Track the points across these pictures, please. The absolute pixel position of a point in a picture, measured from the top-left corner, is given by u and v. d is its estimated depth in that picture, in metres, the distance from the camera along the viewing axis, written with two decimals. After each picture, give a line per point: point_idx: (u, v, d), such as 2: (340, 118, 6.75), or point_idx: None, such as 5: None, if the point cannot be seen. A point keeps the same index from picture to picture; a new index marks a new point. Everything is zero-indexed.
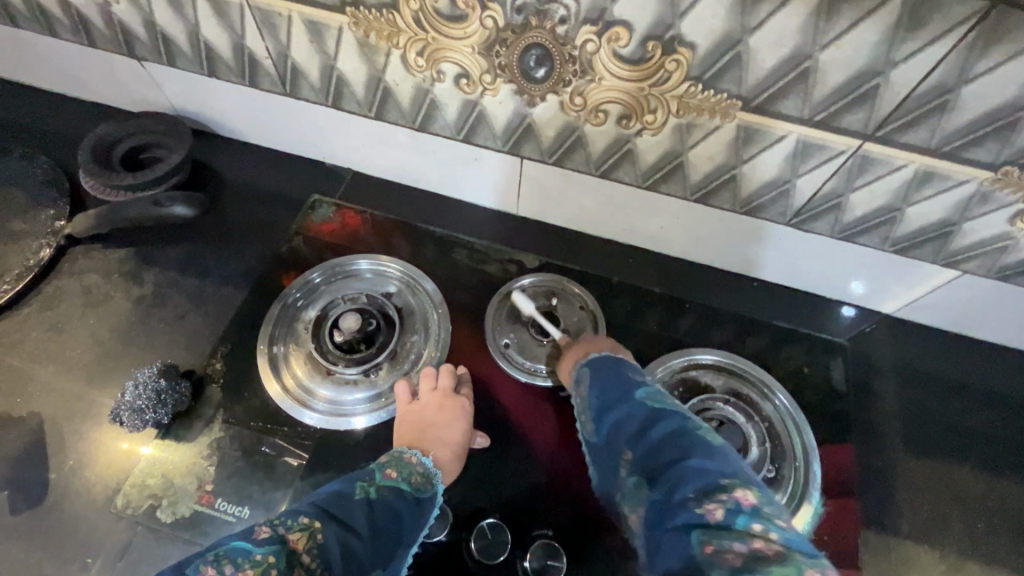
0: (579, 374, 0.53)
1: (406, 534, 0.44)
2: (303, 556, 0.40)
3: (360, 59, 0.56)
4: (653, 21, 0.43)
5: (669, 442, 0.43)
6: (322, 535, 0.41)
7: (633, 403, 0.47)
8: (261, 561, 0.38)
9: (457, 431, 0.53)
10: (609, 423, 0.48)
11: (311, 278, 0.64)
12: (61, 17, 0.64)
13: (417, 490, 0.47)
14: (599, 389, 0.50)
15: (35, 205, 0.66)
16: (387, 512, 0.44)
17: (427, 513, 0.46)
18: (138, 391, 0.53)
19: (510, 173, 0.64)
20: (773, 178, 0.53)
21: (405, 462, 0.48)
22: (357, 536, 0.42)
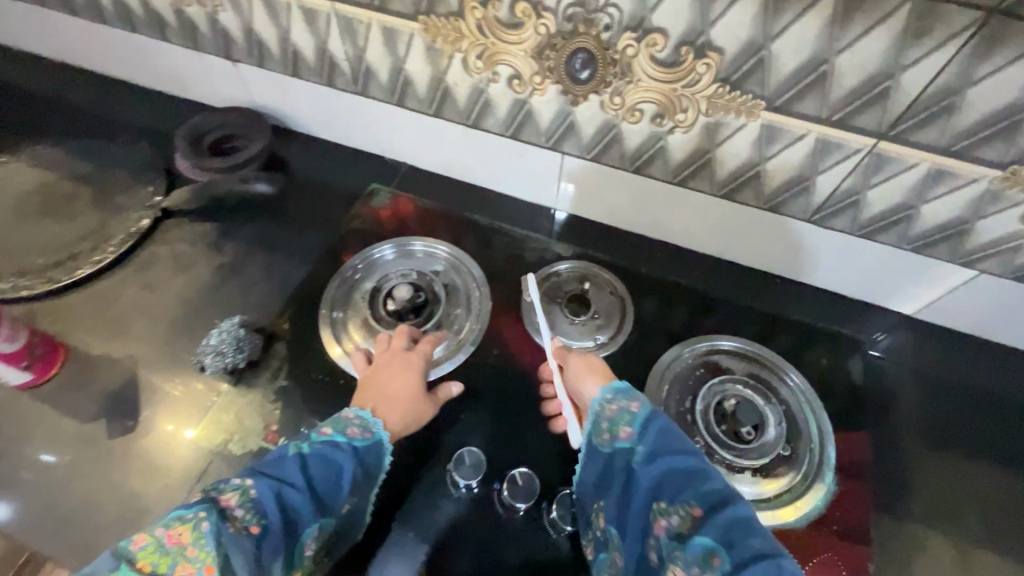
0: (634, 399, 0.53)
1: (346, 478, 0.49)
2: (236, 510, 0.44)
3: (426, 61, 0.64)
4: (687, 28, 0.49)
5: (749, 518, 0.44)
6: (255, 491, 0.46)
7: (704, 464, 0.48)
8: (194, 520, 0.42)
9: (404, 387, 0.58)
10: (676, 471, 0.47)
11: (368, 254, 0.71)
12: (173, 24, 0.74)
13: (356, 438, 0.52)
14: (666, 429, 0.50)
15: (136, 183, 0.76)
16: (322, 461, 0.49)
17: (366, 458, 0.52)
18: (221, 336, 0.63)
19: (552, 168, 0.71)
20: (794, 175, 0.58)
21: (341, 419, 0.53)
22: (292, 487, 0.47)
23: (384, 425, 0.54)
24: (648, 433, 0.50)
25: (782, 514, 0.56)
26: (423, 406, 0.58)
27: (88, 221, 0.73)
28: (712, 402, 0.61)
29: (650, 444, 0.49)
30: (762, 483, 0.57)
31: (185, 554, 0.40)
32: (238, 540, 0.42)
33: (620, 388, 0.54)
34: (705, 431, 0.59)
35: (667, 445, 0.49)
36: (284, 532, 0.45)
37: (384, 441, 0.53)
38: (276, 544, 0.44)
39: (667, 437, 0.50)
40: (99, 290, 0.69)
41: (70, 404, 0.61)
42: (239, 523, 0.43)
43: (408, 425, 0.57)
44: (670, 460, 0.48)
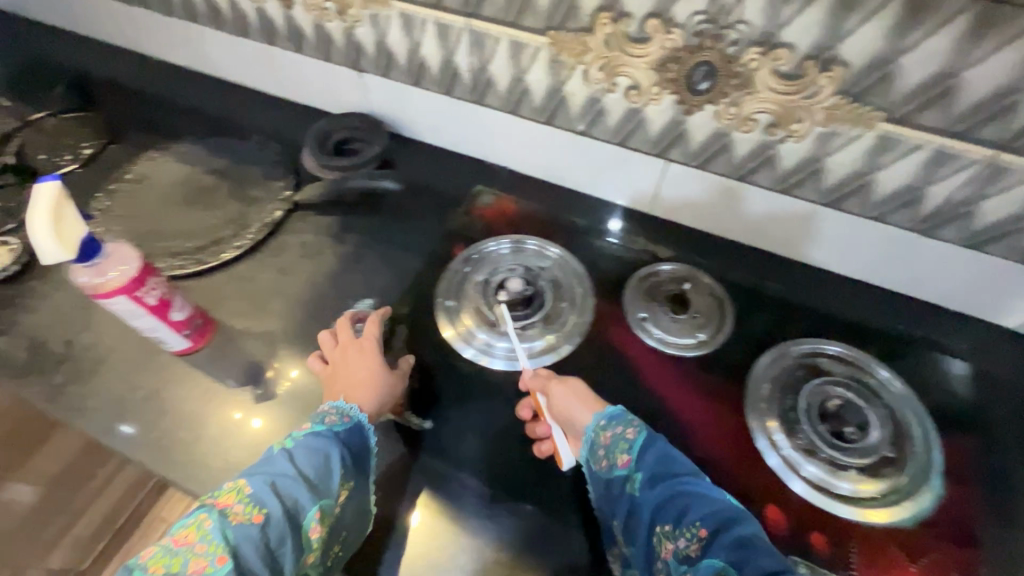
0: (630, 421, 0.58)
1: (335, 461, 0.53)
2: (235, 506, 0.47)
3: (547, 73, 0.69)
4: (815, 43, 0.53)
5: (753, 537, 0.46)
6: (250, 488, 0.48)
7: (705, 486, 0.51)
8: (198, 522, 0.46)
9: (366, 368, 0.62)
10: (678, 494, 0.51)
11: (478, 250, 0.77)
12: (311, 37, 0.83)
13: (335, 424, 0.56)
14: (664, 456, 0.54)
15: (269, 178, 0.85)
16: (307, 450, 0.52)
17: (349, 440, 0.55)
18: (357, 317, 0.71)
19: (655, 174, 0.75)
20: (905, 185, 0.61)
21: (318, 412, 0.57)
22: (286, 476, 0.50)
23: (360, 407, 0.58)
24: (648, 457, 0.54)
25: (869, 514, 0.57)
26: (391, 383, 0.62)
27: (227, 211, 0.81)
28: (814, 401, 0.63)
29: (650, 468, 0.53)
30: (857, 482, 0.58)
31: (194, 550, 0.44)
32: (244, 530, 0.45)
33: (616, 414, 0.58)
34: (810, 428, 0.61)
35: (666, 470, 0.53)
36: (288, 518, 0.48)
37: (362, 421, 0.57)
38: (282, 530, 0.47)
39: (665, 463, 0.53)
40: (240, 272, 0.76)
41: (219, 370, 0.68)
42: (240, 516, 0.46)
43: (382, 400, 0.61)
44: (670, 485, 0.51)
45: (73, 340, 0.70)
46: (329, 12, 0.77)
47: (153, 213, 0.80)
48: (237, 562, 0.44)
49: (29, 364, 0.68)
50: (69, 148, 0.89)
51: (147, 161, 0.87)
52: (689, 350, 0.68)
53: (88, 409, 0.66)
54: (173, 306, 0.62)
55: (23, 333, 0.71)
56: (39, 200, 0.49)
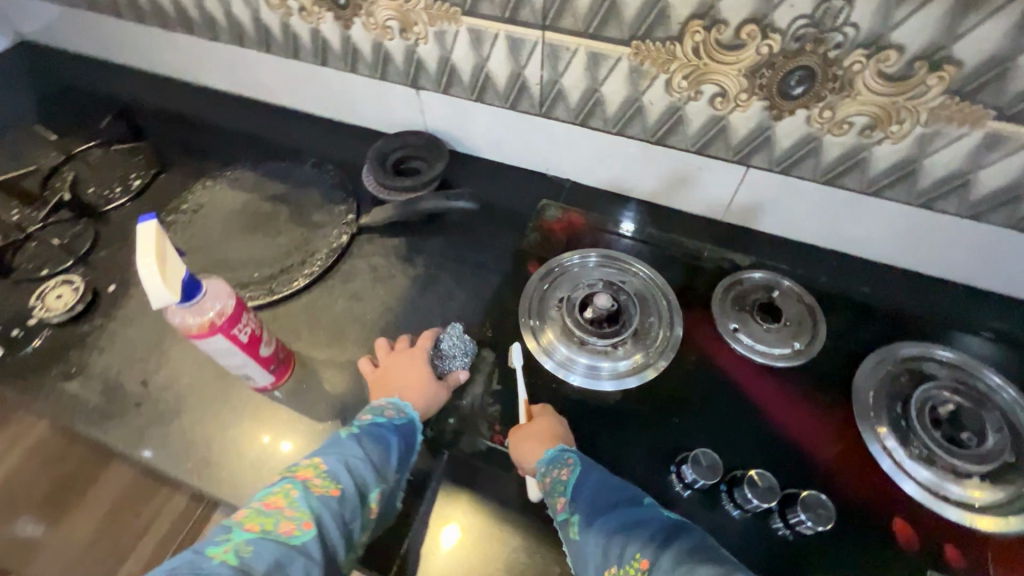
0: (561, 456, 0.56)
1: (397, 449, 0.57)
2: (314, 480, 0.52)
3: (626, 83, 0.68)
4: (926, 44, 0.52)
5: (698, 554, 0.48)
6: (326, 464, 0.54)
7: (644, 512, 0.52)
8: (284, 491, 0.51)
9: (419, 371, 0.64)
10: (616, 530, 0.51)
11: (555, 266, 0.75)
12: (368, 56, 0.81)
13: (394, 417, 0.59)
14: (602, 487, 0.54)
15: (330, 202, 0.83)
16: (374, 437, 0.57)
17: (409, 431, 0.59)
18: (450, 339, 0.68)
19: (732, 181, 0.73)
20: (1009, 184, 0.59)
21: (377, 406, 0.61)
22: (355, 457, 0.55)
23: (415, 407, 0.61)
24: (579, 492, 0.54)
25: (983, 521, 0.56)
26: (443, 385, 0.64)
27: (291, 237, 0.79)
28: (925, 406, 0.61)
29: (581, 505, 0.53)
30: (969, 488, 0.57)
31: (283, 515, 0.49)
32: (323, 501, 0.51)
33: (554, 455, 0.57)
34: (925, 434, 0.59)
35: (603, 504, 0.53)
36: (358, 495, 0.53)
37: (416, 420, 0.60)
38: (354, 505, 0.52)
39: (600, 496, 0.53)
40: (312, 300, 0.74)
41: (304, 403, 0.66)
42: (320, 488, 0.52)
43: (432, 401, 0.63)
44: (609, 520, 0.51)
45: (149, 381, 0.68)
46: (390, 30, 0.75)
47: (215, 243, 0.79)
48: (318, 529, 0.49)
49: (107, 407, 0.66)
50: (119, 180, 0.87)
51: (202, 189, 0.85)
52: (780, 360, 0.67)
53: (171, 451, 0.63)
54: (262, 341, 0.61)
55: (96, 375, 0.69)
56: (141, 240, 0.47)
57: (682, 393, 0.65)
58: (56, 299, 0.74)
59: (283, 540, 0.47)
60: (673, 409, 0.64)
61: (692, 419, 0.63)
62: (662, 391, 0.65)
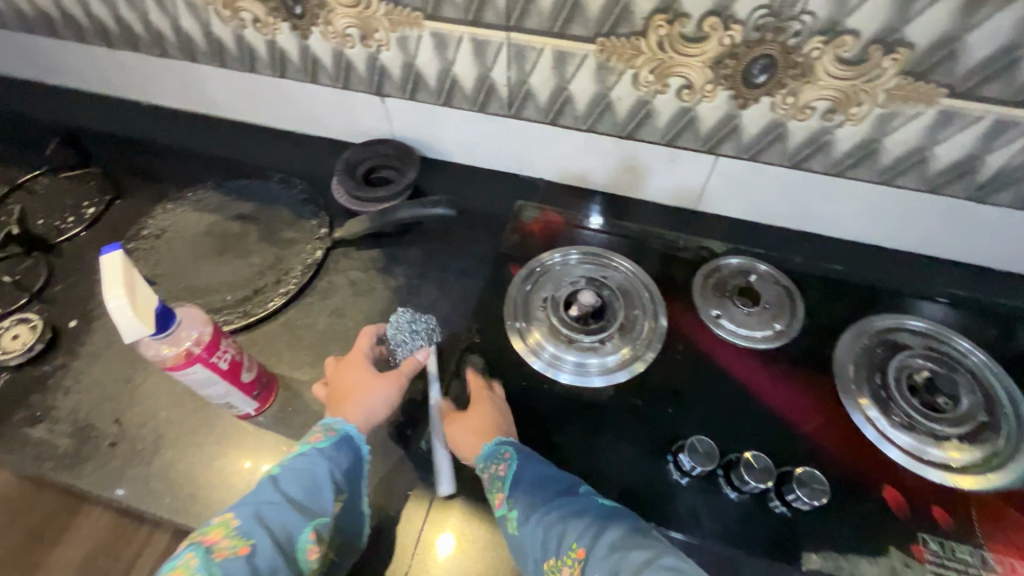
0: (499, 449, 0.57)
1: (323, 480, 0.52)
2: (219, 542, 0.45)
3: (594, 80, 0.68)
4: (881, 28, 0.54)
5: (631, 538, 0.48)
6: (236, 519, 0.47)
7: (579, 500, 0.53)
8: (183, 562, 0.44)
9: (360, 378, 0.61)
10: (552, 520, 0.51)
11: (537, 266, 0.75)
12: (329, 65, 0.79)
13: (320, 441, 0.55)
14: (538, 477, 0.55)
15: (301, 218, 0.80)
16: (295, 472, 0.52)
17: (338, 453, 0.54)
18: (396, 325, 0.68)
19: (703, 171, 0.75)
20: (963, 157, 0.62)
21: (308, 432, 0.57)
22: (271, 503, 0.49)
23: (347, 420, 0.58)
24: (518, 485, 0.54)
25: (963, 480, 0.58)
26: (388, 387, 0.61)
27: (263, 257, 0.77)
28: (899, 374, 0.64)
29: (519, 498, 0.53)
30: (947, 449, 0.60)
31: None
32: (232, 564, 0.44)
33: (490, 449, 0.57)
34: (904, 402, 0.62)
35: (539, 496, 0.53)
36: (276, 547, 0.47)
37: (350, 433, 0.56)
38: (272, 558, 0.46)
39: (537, 488, 0.54)
40: (290, 320, 0.72)
41: (290, 425, 0.64)
42: (225, 551, 0.45)
43: (375, 407, 0.60)
44: (545, 510, 0.52)
45: (122, 419, 0.65)
46: (351, 38, 0.74)
47: (182, 269, 0.75)
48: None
49: (79, 450, 0.63)
50: (72, 209, 0.83)
51: (164, 213, 0.81)
52: (763, 342, 0.68)
53: (154, 491, 0.60)
54: (243, 367, 0.58)
55: (64, 417, 0.65)
56: (107, 272, 0.44)
57: (673, 383, 0.66)
58: (12, 340, 0.70)
59: None
60: (666, 399, 0.65)
61: (685, 407, 0.64)
62: (654, 382, 0.66)
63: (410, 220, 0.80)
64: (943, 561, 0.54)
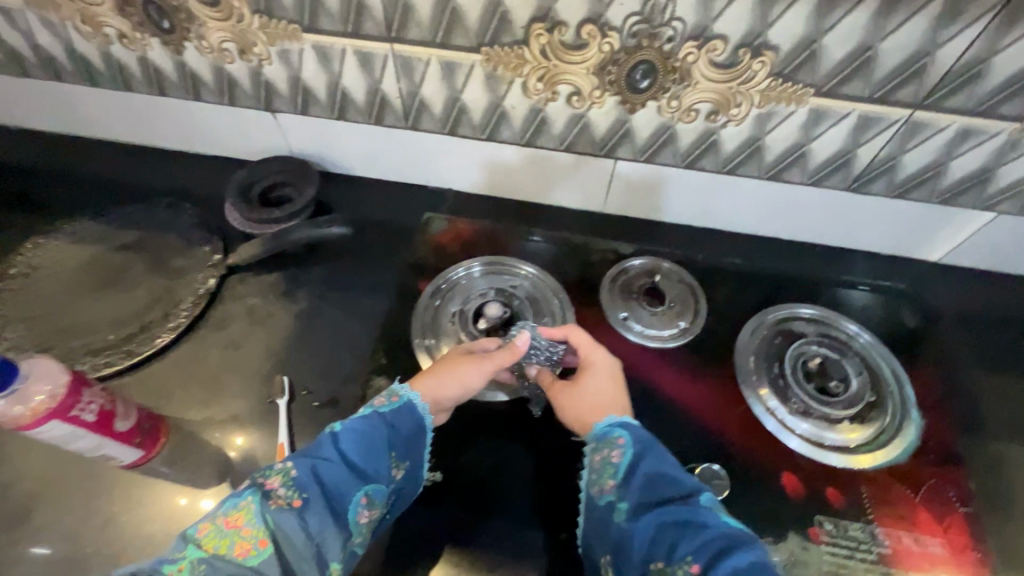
0: (614, 433, 0.54)
1: (380, 443, 0.52)
2: (279, 491, 0.46)
3: (484, 89, 0.67)
4: (745, 32, 0.55)
5: (755, 563, 0.43)
6: (295, 470, 0.48)
7: (702, 512, 0.47)
8: (245, 505, 0.45)
9: (457, 360, 0.61)
10: (668, 524, 0.46)
11: (446, 279, 0.73)
12: (210, 81, 0.74)
13: (383, 405, 0.56)
14: (661, 476, 0.50)
15: (192, 245, 0.76)
16: (356, 434, 0.52)
17: (399, 422, 0.55)
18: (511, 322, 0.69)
19: (604, 174, 0.75)
20: (837, 151, 0.65)
21: (381, 398, 0.57)
22: (329, 462, 0.49)
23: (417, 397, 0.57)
24: (632, 480, 0.50)
25: (859, 460, 0.61)
26: (477, 370, 0.60)
27: (150, 289, 0.71)
28: (797, 363, 0.67)
29: (631, 492, 0.49)
30: (843, 431, 0.63)
31: (239, 535, 0.43)
32: (283, 515, 0.45)
33: (604, 431, 0.55)
34: (800, 390, 0.64)
35: (654, 497, 0.49)
36: (328, 502, 0.47)
37: (413, 400, 0.57)
38: (322, 514, 0.46)
39: (652, 487, 0.49)
40: (182, 355, 0.67)
41: (184, 472, 0.60)
42: (281, 500, 0.46)
43: (450, 386, 0.59)
44: (660, 510, 0.47)
45: None
46: (228, 53, 0.69)
47: (58, 309, 0.69)
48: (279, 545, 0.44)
49: None
50: None
51: (35, 249, 0.75)
52: (668, 341, 0.69)
53: (33, 561, 0.55)
54: (117, 416, 0.54)
55: None
56: None
57: None
58: None
59: (237, 564, 0.42)
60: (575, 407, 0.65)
61: None
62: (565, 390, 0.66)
63: (306, 241, 0.75)
64: (837, 541, 0.57)
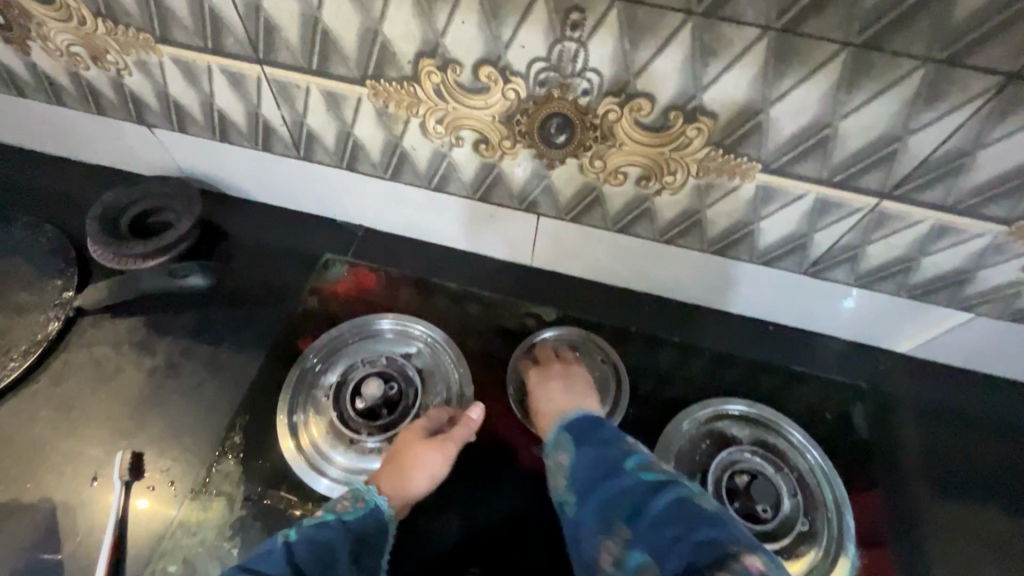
0: (557, 439, 0.52)
1: (341, 557, 0.45)
2: None
3: (378, 125, 0.56)
4: (675, 92, 0.44)
5: (674, 512, 0.41)
6: None
7: (629, 478, 0.45)
8: None
9: (415, 447, 0.53)
10: (606, 504, 0.44)
11: (331, 340, 0.63)
12: (69, 87, 0.63)
13: (347, 512, 0.49)
14: (594, 457, 0.48)
15: (41, 276, 0.65)
16: (315, 543, 0.45)
17: (363, 531, 0.48)
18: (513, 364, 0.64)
19: (526, 229, 0.64)
20: (790, 233, 0.54)
21: (340, 498, 0.51)
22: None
23: (379, 494, 0.51)
24: (571, 471, 0.49)
25: None
26: (439, 458, 0.52)
27: None
28: (722, 479, 0.57)
29: (575, 480, 0.48)
30: None
31: None
32: None
33: (555, 438, 0.53)
34: None
35: (592, 479, 0.47)
36: None
37: (381, 505, 0.50)
38: None
39: (590, 470, 0.47)
40: (8, 415, 0.58)
41: None
42: None
43: (415, 481, 0.52)
44: (597, 494, 0.45)
45: None
46: (80, 58, 0.58)
47: None
48: None
49: None
50: None
51: None
52: None
53: None
54: None
55: None
56: None
57: (465, 492, 0.57)
58: None
59: None
60: (450, 514, 0.55)
61: (474, 524, 0.55)
62: (446, 491, 0.56)
63: (160, 290, 0.64)
64: None
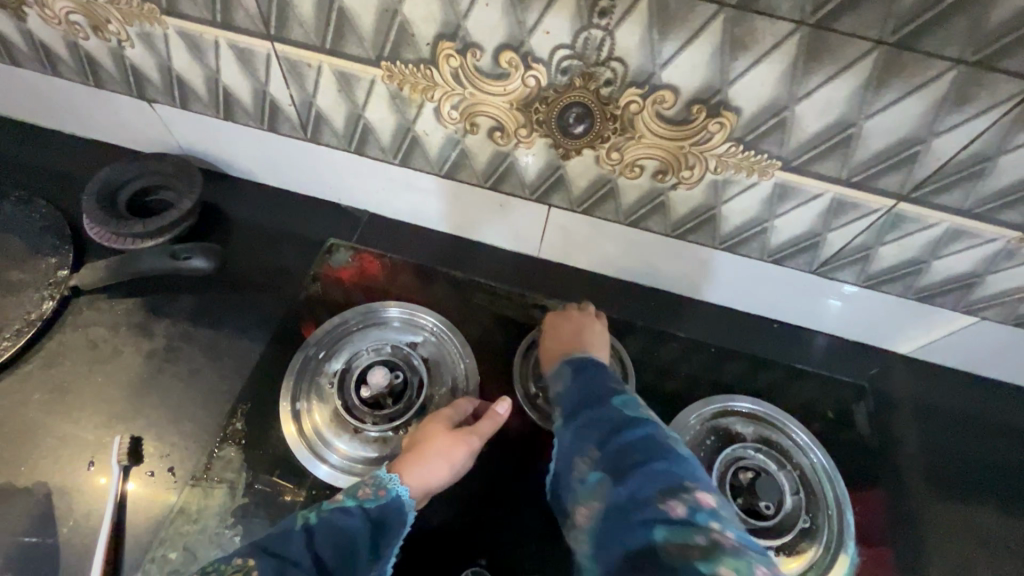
0: (560, 369, 0.53)
1: (360, 547, 0.44)
2: None
3: (390, 109, 0.54)
4: (700, 86, 0.43)
5: (644, 444, 0.42)
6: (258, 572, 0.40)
7: (611, 410, 0.46)
8: None
9: (441, 438, 0.52)
10: (582, 425, 0.46)
11: (336, 326, 0.62)
12: (66, 57, 0.60)
13: (369, 499, 0.47)
14: (586, 388, 0.48)
15: (34, 254, 0.63)
16: (332, 531, 0.43)
17: (385, 520, 0.46)
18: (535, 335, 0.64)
19: (536, 220, 0.64)
20: (805, 232, 0.54)
21: (363, 482, 0.49)
22: (297, 566, 0.41)
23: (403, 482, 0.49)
24: (563, 394, 0.50)
25: None
26: (464, 452, 0.52)
27: None
28: (726, 476, 0.57)
29: (564, 400, 0.49)
30: None
31: None
32: None
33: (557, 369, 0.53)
34: None
35: (578, 403, 0.48)
36: None
37: (403, 496, 0.48)
38: None
39: (578, 395, 0.48)
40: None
41: None
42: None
43: (439, 473, 0.51)
44: (578, 419, 0.46)
45: None
46: (79, 27, 0.56)
47: None
48: None
49: None
50: None
51: None
52: None
53: None
54: None
55: None
56: None
57: (469, 483, 0.56)
58: None
59: None
60: (454, 505, 0.55)
61: (479, 515, 0.55)
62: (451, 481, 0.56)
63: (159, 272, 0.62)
64: None
